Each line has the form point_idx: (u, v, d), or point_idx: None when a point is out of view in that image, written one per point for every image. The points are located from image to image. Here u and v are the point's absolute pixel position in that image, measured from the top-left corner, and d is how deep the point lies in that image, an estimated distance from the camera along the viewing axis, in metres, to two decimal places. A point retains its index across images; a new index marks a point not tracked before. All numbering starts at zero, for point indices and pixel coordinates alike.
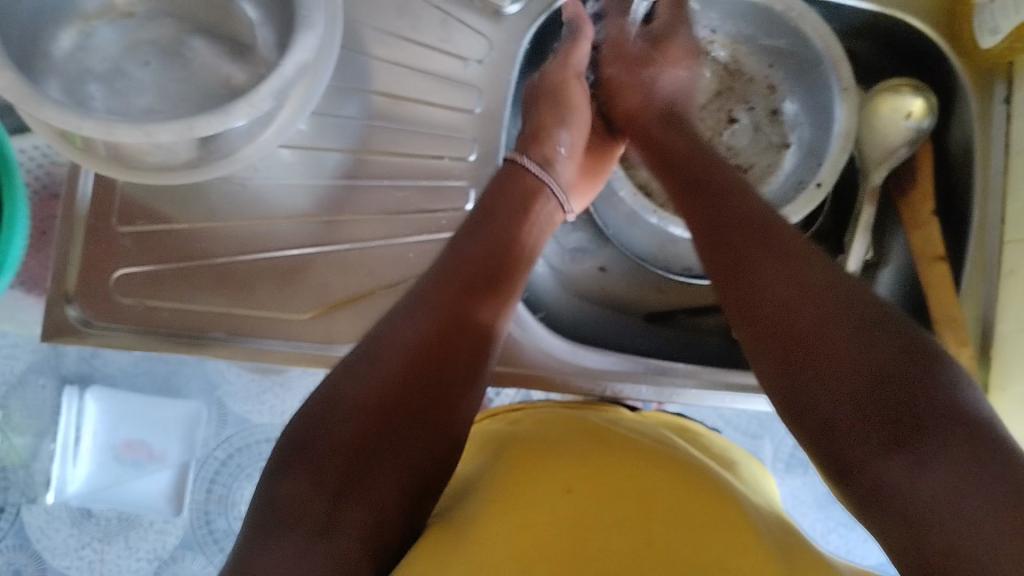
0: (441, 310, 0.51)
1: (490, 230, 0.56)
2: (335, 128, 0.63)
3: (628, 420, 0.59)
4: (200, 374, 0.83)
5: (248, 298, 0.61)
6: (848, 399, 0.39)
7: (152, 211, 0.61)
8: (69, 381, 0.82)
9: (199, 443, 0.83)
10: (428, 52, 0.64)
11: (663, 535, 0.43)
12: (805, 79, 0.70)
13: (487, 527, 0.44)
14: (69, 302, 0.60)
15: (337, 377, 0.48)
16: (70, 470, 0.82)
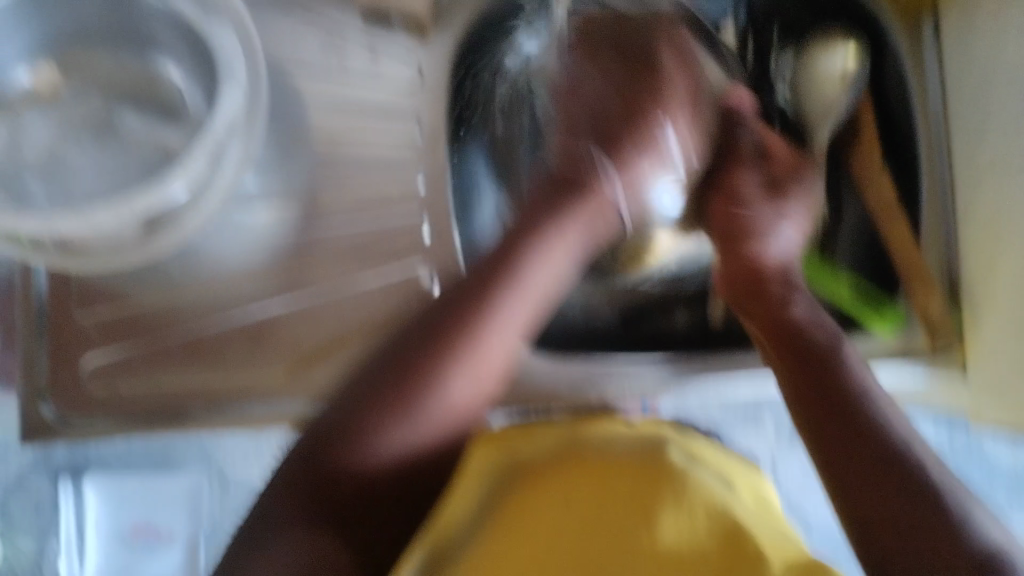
0: (423, 386, 0.47)
1: (464, 307, 0.49)
2: (281, 179, 0.62)
3: (618, 421, 0.57)
4: (195, 444, 0.82)
5: (222, 364, 0.61)
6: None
7: (109, 290, 0.60)
8: (62, 475, 0.81)
9: (206, 514, 0.82)
10: (361, 89, 0.63)
11: (674, 558, 0.43)
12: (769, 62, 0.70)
13: (479, 553, 0.44)
14: (43, 399, 0.60)
15: (302, 462, 0.47)
16: (77, 566, 0.80)
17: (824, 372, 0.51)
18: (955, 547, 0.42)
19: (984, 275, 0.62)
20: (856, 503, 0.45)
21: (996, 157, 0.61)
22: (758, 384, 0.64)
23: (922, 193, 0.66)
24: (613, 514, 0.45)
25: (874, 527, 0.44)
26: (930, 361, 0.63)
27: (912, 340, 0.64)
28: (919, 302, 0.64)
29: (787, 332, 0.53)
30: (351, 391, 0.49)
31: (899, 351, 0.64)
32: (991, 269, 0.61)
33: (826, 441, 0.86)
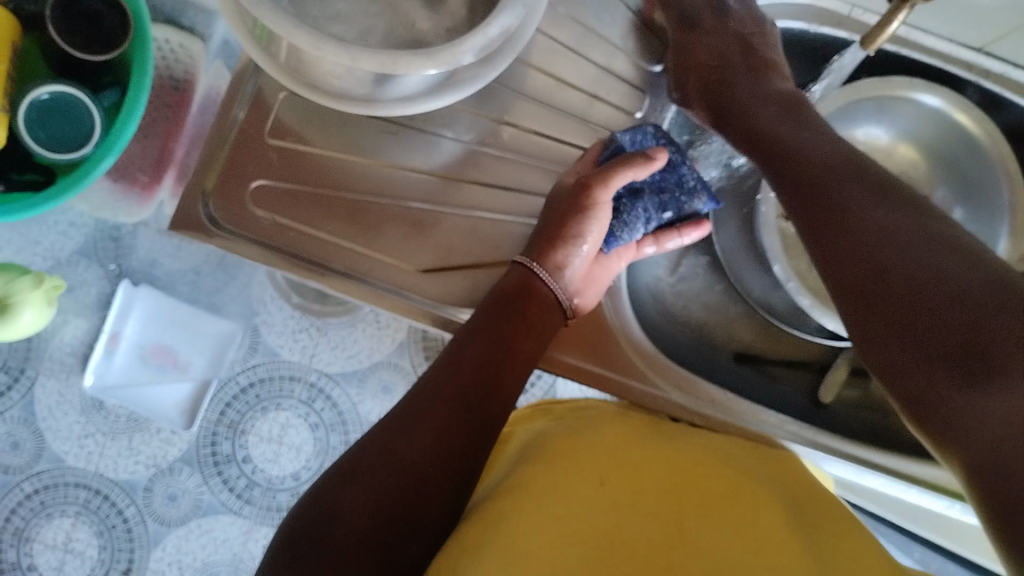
0: (421, 416, 0.52)
1: (478, 338, 0.57)
2: (497, 98, 0.63)
3: (683, 427, 0.61)
4: (243, 297, 0.85)
5: (375, 239, 0.61)
6: (962, 393, 0.39)
7: (302, 132, 0.62)
8: (124, 273, 0.83)
9: (226, 363, 0.83)
10: (601, 47, 0.65)
11: (692, 538, 0.48)
12: (960, 175, 0.70)
13: (533, 504, 0.50)
14: (206, 197, 0.60)
15: (320, 496, 0.49)
16: (103, 362, 0.82)
17: (832, 213, 0.49)
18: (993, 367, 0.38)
19: None
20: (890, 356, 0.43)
21: None
22: (856, 470, 0.63)
23: None
24: (659, 506, 0.50)
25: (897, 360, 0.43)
26: None
27: None
28: None
29: (813, 172, 0.52)
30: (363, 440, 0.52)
31: None
32: None
33: None
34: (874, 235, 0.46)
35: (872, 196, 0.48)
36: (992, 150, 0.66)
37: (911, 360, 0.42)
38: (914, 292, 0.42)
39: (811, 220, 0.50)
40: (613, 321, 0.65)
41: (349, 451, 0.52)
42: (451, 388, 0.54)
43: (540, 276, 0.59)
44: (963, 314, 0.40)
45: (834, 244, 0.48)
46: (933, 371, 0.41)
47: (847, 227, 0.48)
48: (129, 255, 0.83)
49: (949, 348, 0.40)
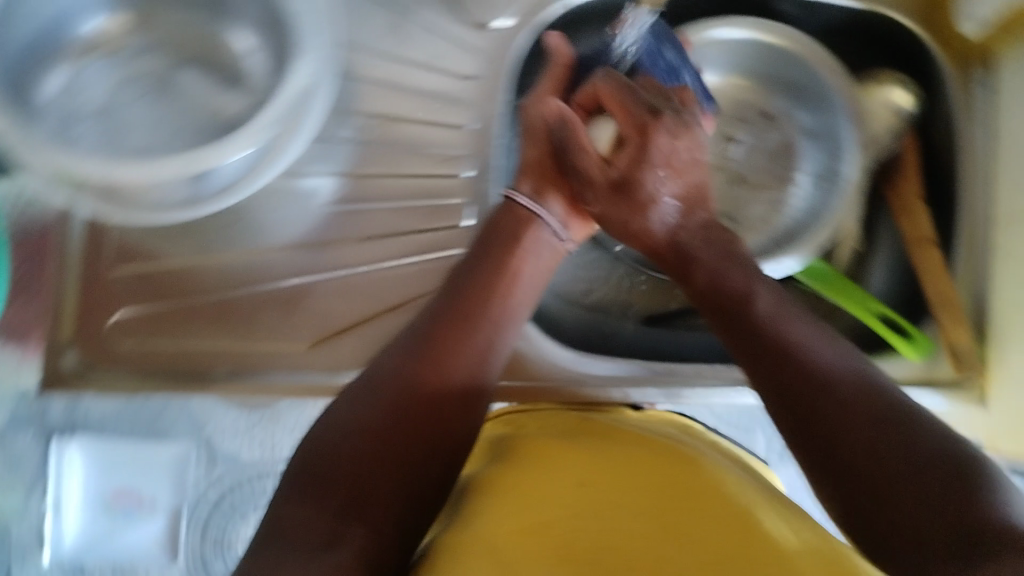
0: (438, 350, 0.49)
1: (484, 265, 0.54)
2: (332, 155, 0.63)
3: (633, 419, 0.59)
4: None
5: (250, 332, 0.60)
6: (872, 498, 0.39)
7: (146, 249, 0.61)
8: None
9: (178, 494, 0.61)
10: (421, 72, 0.63)
11: (674, 513, 0.45)
12: (800, 94, 0.69)
13: (502, 518, 0.45)
14: (65, 348, 0.59)
15: (318, 435, 0.46)
16: None
17: (750, 331, 0.47)
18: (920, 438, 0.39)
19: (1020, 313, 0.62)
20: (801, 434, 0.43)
21: None
22: None
23: (959, 232, 0.66)
24: (642, 501, 0.46)
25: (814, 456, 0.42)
26: (953, 391, 0.64)
27: (935, 369, 0.65)
28: (948, 332, 0.64)
29: (721, 309, 0.50)
30: (371, 373, 0.49)
31: (922, 377, 0.65)
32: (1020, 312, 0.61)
33: None
34: (804, 356, 0.44)
35: (807, 334, 0.46)
36: (812, 57, 0.66)
37: (818, 468, 0.42)
38: (823, 392, 0.42)
39: (743, 354, 0.47)
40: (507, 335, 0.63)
41: (359, 379, 0.49)
42: (467, 328, 0.50)
43: (526, 204, 0.57)
44: (894, 472, 0.39)
45: (756, 367, 0.46)
46: (838, 468, 0.41)
47: (773, 348, 0.46)
48: None
49: (882, 447, 0.40)
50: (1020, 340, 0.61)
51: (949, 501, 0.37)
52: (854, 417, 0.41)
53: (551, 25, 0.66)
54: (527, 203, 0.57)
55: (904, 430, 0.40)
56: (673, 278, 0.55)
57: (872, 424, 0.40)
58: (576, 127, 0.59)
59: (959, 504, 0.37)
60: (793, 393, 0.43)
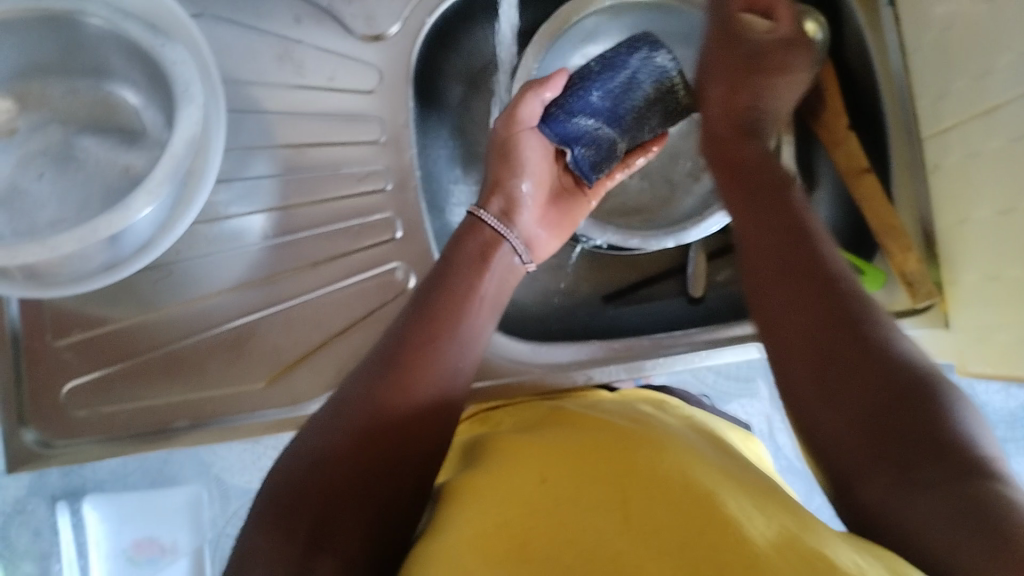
0: (402, 370, 0.48)
1: (445, 290, 0.52)
2: (249, 192, 0.62)
3: (607, 402, 0.58)
4: (193, 458, 0.88)
5: (203, 380, 0.60)
6: (834, 402, 0.39)
7: (85, 318, 0.60)
8: (58, 498, 0.87)
9: (207, 523, 0.89)
10: (323, 95, 0.63)
11: (638, 491, 0.42)
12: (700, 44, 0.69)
13: (472, 520, 0.42)
14: (25, 425, 0.59)
15: (302, 444, 0.46)
16: None
17: (776, 221, 0.48)
18: (885, 361, 0.39)
19: (961, 229, 0.61)
20: (775, 322, 0.44)
21: (957, 118, 0.60)
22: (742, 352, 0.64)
23: (891, 155, 0.66)
24: (610, 491, 0.43)
25: (786, 354, 0.42)
26: (913, 317, 0.65)
27: (893, 300, 0.65)
28: (896, 259, 0.63)
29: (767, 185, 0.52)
30: (342, 391, 0.48)
31: (883, 310, 0.66)
32: (961, 227, 0.61)
33: None
34: (812, 245, 0.46)
35: (821, 235, 0.47)
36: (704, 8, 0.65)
37: (787, 360, 0.42)
38: (825, 281, 0.43)
39: (759, 234, 0.48)
40: None
41: (331, 399, 0.48)
42: (426, 352, 0.49)
43: (492, 225, 0.57)
44: (862, 390, 0.39)
45: (761, 252, 0.47)
46: (806, 368, 0.41)
47: (794, 240, 0.47)
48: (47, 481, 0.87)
49: (848, 346, 0.40)
50: (967, 255, 0.61)
51: (904, 425, 0.37)
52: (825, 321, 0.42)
53: (447, 20, 0.66)
54: (493, 224, 0.57)
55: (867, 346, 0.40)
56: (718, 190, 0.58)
57: (846, 334, 0.41)
58: (536, 147, 0.61)
59: (921, 433, 0.37)
60: (792, 280, 0.44)
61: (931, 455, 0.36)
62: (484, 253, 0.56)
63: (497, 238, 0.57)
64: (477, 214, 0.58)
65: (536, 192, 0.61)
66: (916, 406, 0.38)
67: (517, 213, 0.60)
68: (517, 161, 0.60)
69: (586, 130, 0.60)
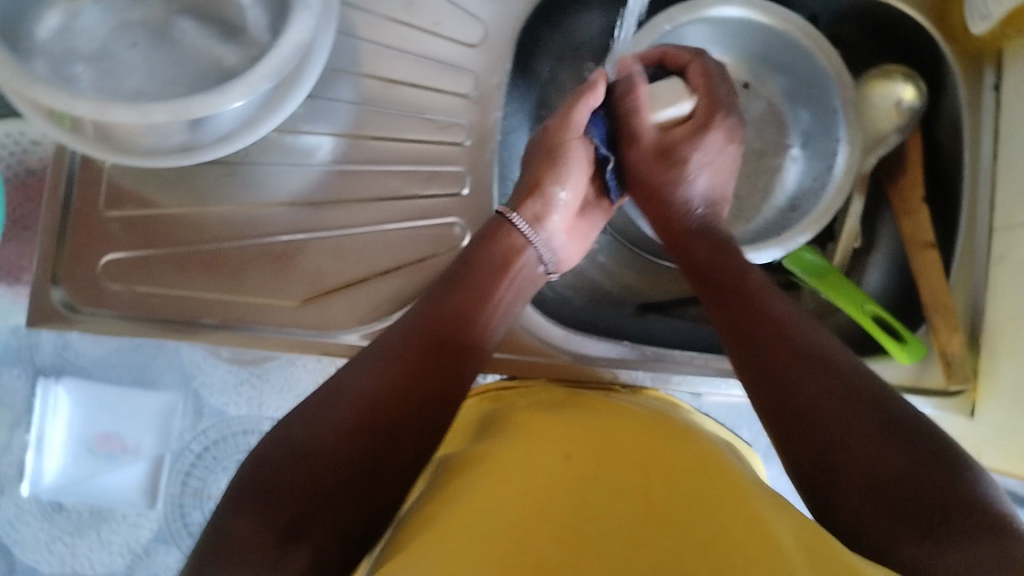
0: (399, 373, 0.50)
1: (461, 293, 0.55)
2: (329, 112, 0.62)
3: (624, 395, 0.60)
4: (173, 367, 0.82)
5: (241, 284, 0.60)
6: (843, 448, 0.43)
7: (140, 194, 0.60)
8: (38, 374, 0.82)
9: (175, 434, 0.82)
10: (423, 37, 0.63)
11: (665, 496, 0.44)
12: (795, 78, 0.69)
13: (493, 493, 0.45)
14: (56, 284, 0.59)
15: (289, 425, 0.47)
16: (40, 465, 0.82)
17: (757, 308, 0.51)
18: (890, 420, 0.43)
19: (1012, 323, 0.61)
20: (761, 374, 0.48)
21: None
22: None
23: (959, 236, 0.66)
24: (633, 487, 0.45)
25: (785, 404, 0.46)
26: (941, 399, 0.64)
27: (925, 377, 0.65)
28: (940, 338, 0.63)
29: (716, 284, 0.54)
30: (337, 382, 0.49)
31: (911, 383, 0.65)
32: (1012, 322, 0.61)
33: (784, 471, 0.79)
34: (798, 333, 0.49)
35: (794, 317, 0.51)
36: (807, 47, 0.65)
37: (778, 417, 0.46)
38: (814, 355, 0.47)
39: (743, 317, 0.51)
40: None
41: (325, 386, 0.49)
42: (431, 353, 0.51)
43: (519, 231, 0.58)
44: (866, 446, 0.43)
45: (751, 331, 0.50)
46: (806, 423, 0.45)
47: (776, 326, 0.50)
48: (34, 351, 0.82)
49: (866, 405, 0.44)
50: (1012, 351, 0.61)
51: (896, 477, 0.41)
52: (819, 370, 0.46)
53: None
54: (520, 230, 0.58)
55: (867, 407, 0.44)
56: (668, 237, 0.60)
57: (843, 402, 0.44)
58: (583, 152, 0.60)
59: (926, 485, 0.41)
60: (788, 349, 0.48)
61: (933, 512, 0.40)
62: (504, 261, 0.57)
63: (523, 247, 0.58)
64: (506, 217, 0.58)
65: (576, 198, 0.60)
66: (923, 463, 0.41)
67: (550, 218, 0.60)
68: (563, 165, 0.59)
69: (614, 139, 0.61)
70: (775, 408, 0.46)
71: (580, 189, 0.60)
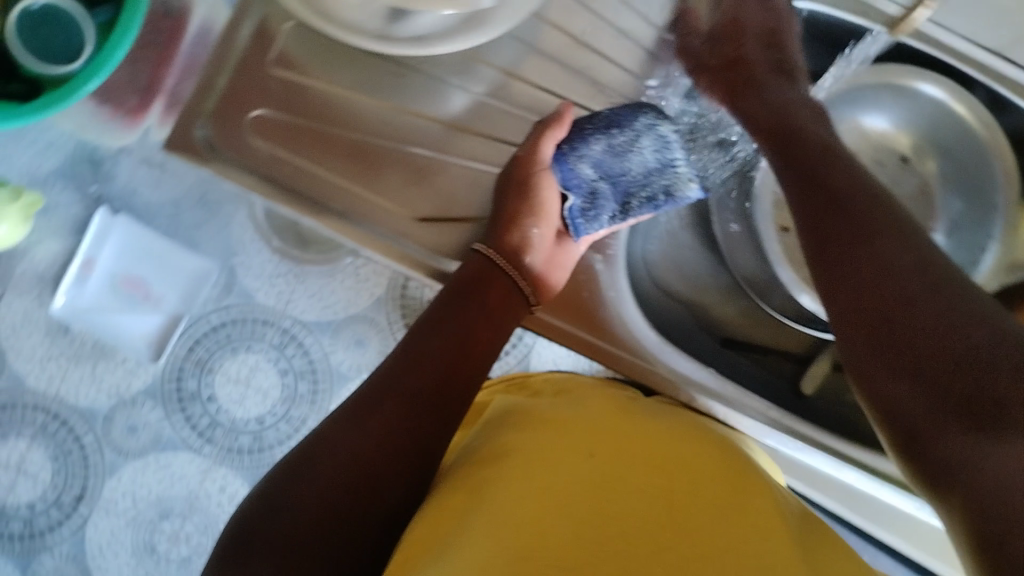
0: (368, 416, 0.51)
1: (446, 328, 0.57)
2: (510, 50, 0.62)
3: (652, 398, 0.64)
4: (225, 232, 0.82)
5: (374, 182, 0.60)
6: (913, 370, 0.41)
7: (309, 63, 0.60)
8: (95, 196, 0.78)
9: (199, 301, 0.81)
10: (623, 12, 0.63)
11: (679, 507, 0.48)
12: (960, 173, 0.69)
13: (518, 481, 0.49)
14: (201, 120, 0.58)
15: (275, 479, 0.49)
16: (54, 287, 0.78)
17: (854, 225, 0.48)
18: (970, 326, 0.40)
19: None
20: (851, 308, 0.46)
21: None
22: (834, 463, 0.63)
23: None
24: (646, 495, 0.49)
25: (875, 320, 0.44)
26: None
27: None
28: None
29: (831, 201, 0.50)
30: (320, 433, 0.51)
31: None
32: None
33: None
34: (900, 247, 0.45)
35: (912, 231, 0.47)
36: (990, 145, 0.66)
37: (871, 346, 0.44)
38: (907, 270, 0.44)
39: (844, 233, 0.48)
40: (606, 294, 0.63)
41: (307, 440, 0.51)
42: (405, 383, 0.53)
43: (496, 262, 0.59)
44: (939, 359, 0.40)
45: (848, 257, 0.47)
46: (889, 346, 0.43)
47: (874, 241, 0.46)
48: (85, 165, 0.78)
49: (939, 310, 0.41)
50: None
51: (972, 386, 0.38)
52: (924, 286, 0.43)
53: None
54: (498, 263, 0.59)
55: (954, 311, 0.41)
56: (771, 155, 0.55)
57: (931, 308, 0.41)
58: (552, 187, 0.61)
59: (988, 393, 0.37)
60: (913, 272, 0.44)
61: (993, 414, 0.37)
62: (500, 296, 0.59)
63: (503, 282, 0.59)
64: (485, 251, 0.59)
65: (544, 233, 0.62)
66: (991, 362, 0.38)
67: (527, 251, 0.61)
68: (534, 199, 0.60)
69: (583, 179, 0.62)
70: (857, 330, 0.45)
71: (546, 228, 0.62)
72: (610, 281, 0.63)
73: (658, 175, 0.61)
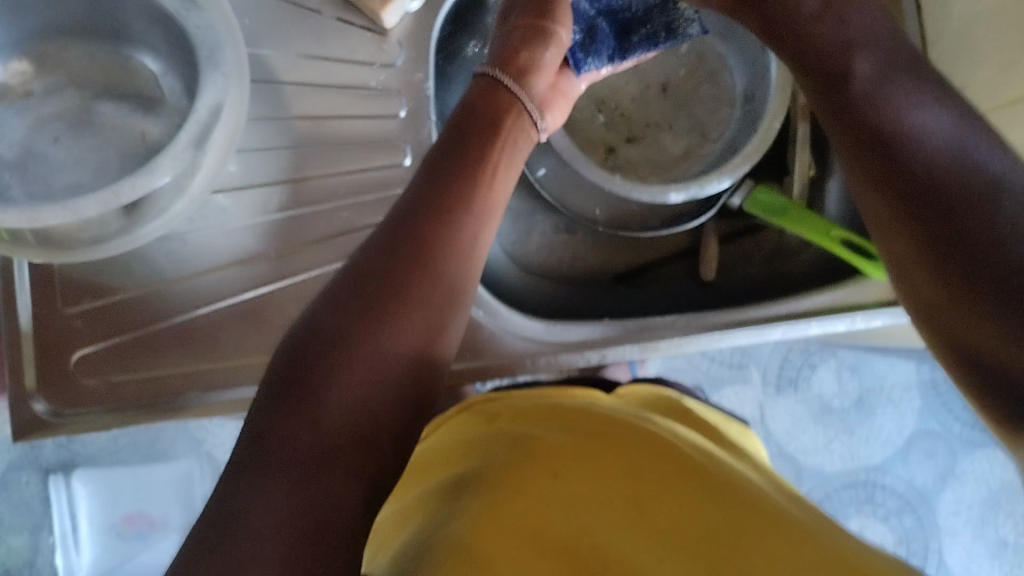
0: (412, 255, 0.47)
1: (446, 177, 0.49)
2: (263, 162, 0.61)
3: (603, 401, 0.55)
4: (184, 434, 0.92)
5: (215, 351, 0.60)
6: (980, 311, 0.40)
7: (94, 284, 0.59)
8: (51, 471, 0.90)
9: (197, 500, 0.92)
10: (343, 67, 0.62)
11: (652, 502, 0.42)
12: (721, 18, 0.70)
13: (477, 516, 0.44)
14: (33, 397, 0.59)
15: (317, 308, 0.45)
16: (74, 558, 0.91)
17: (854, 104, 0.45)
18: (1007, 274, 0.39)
19: None
20: (895, 215, 0.43)
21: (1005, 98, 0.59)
22: (756, 333, 0.64)
23: None
24: (617, 500, 0.43)
25: (896, 224, 0.43)
26: None
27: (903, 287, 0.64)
28: None
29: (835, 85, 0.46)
30: (362, 263, 0.46)
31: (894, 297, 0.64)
32: None
33: (812, 392, 1.01)
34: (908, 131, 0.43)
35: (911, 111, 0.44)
36: None
37: (912, 261, 0.43)
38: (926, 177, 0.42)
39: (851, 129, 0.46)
40: (476, 315, 0.63)
41: (345, 270, 0.47)
42: (434, 237, 0.47)
43: (510, 91, 0.55)
44: (1002, 294, 0.39)
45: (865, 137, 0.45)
46: (955, 274, 0.40)
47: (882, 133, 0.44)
48: (42, 453, 0.90)
49: (969, 248, 0.40)
50: None
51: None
52: (945, 222, 0.41)
53: None
54: (506, 87, 0.55)
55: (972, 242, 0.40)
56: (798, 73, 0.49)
57: (943, 240, 0.41)
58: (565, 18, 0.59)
59: None
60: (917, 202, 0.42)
61: None
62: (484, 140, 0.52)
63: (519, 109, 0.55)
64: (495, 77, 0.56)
65: (554, 63, 0.59)
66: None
67: (534, 78, 0.57)
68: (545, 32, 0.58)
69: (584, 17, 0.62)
70: (904, 242, 0.43)
71: (557, 53, 0.59)
72: (475, 300, 0.63)
73: (658, 13, 0.62)
